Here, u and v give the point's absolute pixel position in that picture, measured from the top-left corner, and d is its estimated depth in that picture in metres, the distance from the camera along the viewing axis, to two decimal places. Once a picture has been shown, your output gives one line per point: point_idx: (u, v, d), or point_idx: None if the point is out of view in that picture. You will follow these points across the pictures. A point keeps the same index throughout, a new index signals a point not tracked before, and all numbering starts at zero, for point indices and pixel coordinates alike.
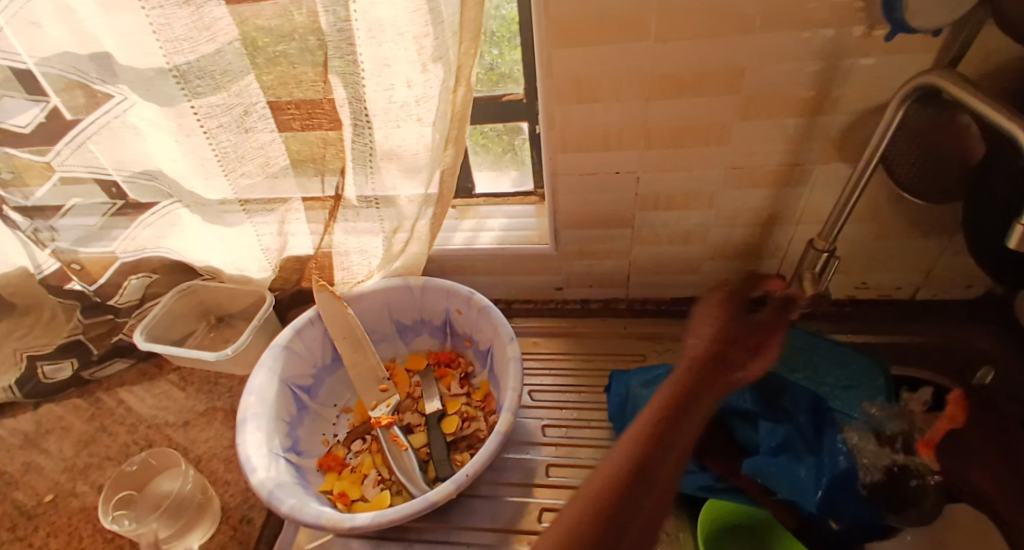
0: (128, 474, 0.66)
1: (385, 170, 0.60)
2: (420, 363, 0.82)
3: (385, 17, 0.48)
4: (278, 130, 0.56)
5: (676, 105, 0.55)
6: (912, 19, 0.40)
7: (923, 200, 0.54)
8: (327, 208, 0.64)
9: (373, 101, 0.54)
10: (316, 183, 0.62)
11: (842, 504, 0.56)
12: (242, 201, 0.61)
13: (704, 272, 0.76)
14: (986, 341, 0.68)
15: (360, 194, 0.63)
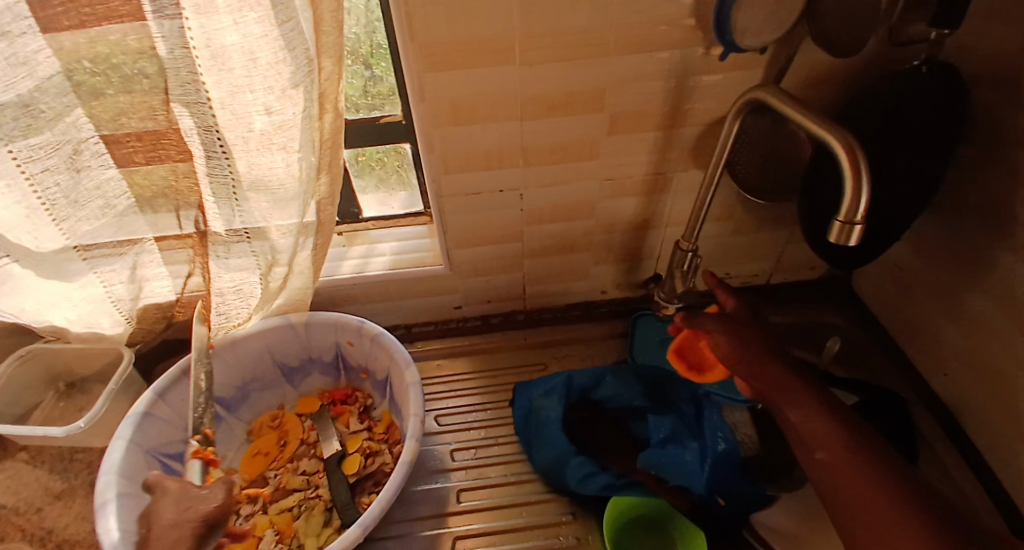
0: None
1: (254, 202, 0.52)
2: (312, 405, 0.78)
3: (231, 42, 0.40)
4: (116, 165, 0.47)
5: (551, 123, 0.58)
6: (741, 41, 0.48)
7: (765, 198, 0.64)
8: (190, 245, 0.55)
9: (228, 128, 0.45)
10: (171, 218, 0.53)
11: (727, 481, 0.59)
12: (81, 249, 0.50)
13: (592, 277, 0.83)
14: (836, 317, 0.81)
15: (228, 226, 0.53)
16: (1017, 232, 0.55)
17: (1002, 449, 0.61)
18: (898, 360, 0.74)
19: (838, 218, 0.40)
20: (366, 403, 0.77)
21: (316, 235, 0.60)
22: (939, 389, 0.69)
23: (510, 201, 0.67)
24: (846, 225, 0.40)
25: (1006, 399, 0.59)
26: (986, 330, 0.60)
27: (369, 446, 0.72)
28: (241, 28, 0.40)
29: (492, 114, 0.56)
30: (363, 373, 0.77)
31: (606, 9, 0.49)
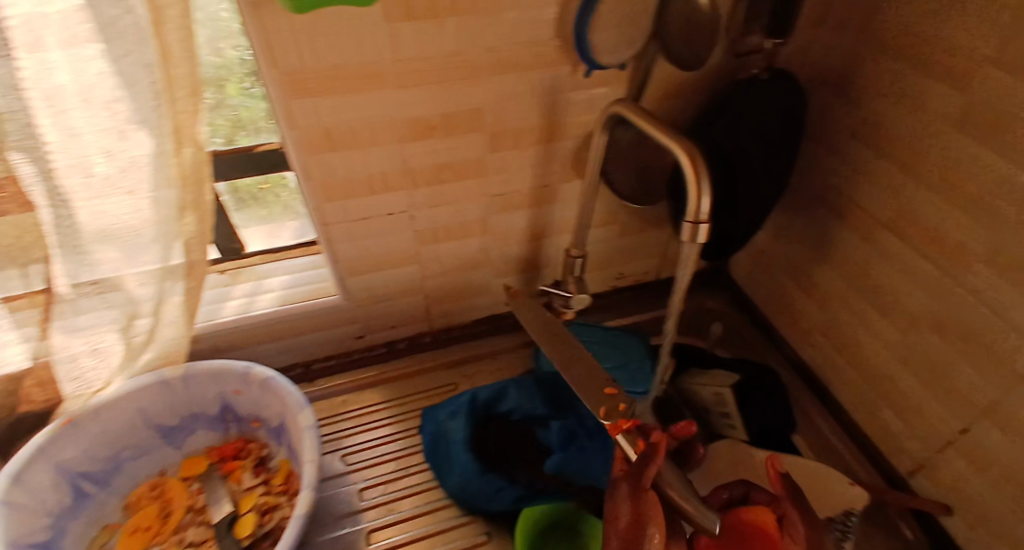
0: None
1: (102, 254, 0.50)
2: (198, 466, 0.73)
3: (64, 82, 0.38)
4: None
5: (432, 145, 0.58)
6: (600, 57, 0.52)
7: (640, 203, 0.70)
8: (39, 305, 0.51)
9: (67, 176, 0.43)
10: (13, 279, 0.48)
11: None
12: None
13: (494, 290, 0.83)
14: (716, 302, 0.89)
15: (76, 282, 0.51)
16: (850, 215, 0.64)
17: (863, 404, 0.70)
18: (772, 334, 0.83)
19: (687, 218, 0.46)
20: (261, 454, 0.73)
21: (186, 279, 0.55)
22: (805, 357, 0.78)
23: (401, 225, 0.66)
24: (695, 223, 0.46)
25: (860, 358, 0.68)
26: (837, 301, 0.69)
27: (264, 502, 0.68)
28: (76, 71, 0.38)
29: (370, 139, 0.55)
30: (255, 422, 0.74)
31: (471, 33, 0.50)
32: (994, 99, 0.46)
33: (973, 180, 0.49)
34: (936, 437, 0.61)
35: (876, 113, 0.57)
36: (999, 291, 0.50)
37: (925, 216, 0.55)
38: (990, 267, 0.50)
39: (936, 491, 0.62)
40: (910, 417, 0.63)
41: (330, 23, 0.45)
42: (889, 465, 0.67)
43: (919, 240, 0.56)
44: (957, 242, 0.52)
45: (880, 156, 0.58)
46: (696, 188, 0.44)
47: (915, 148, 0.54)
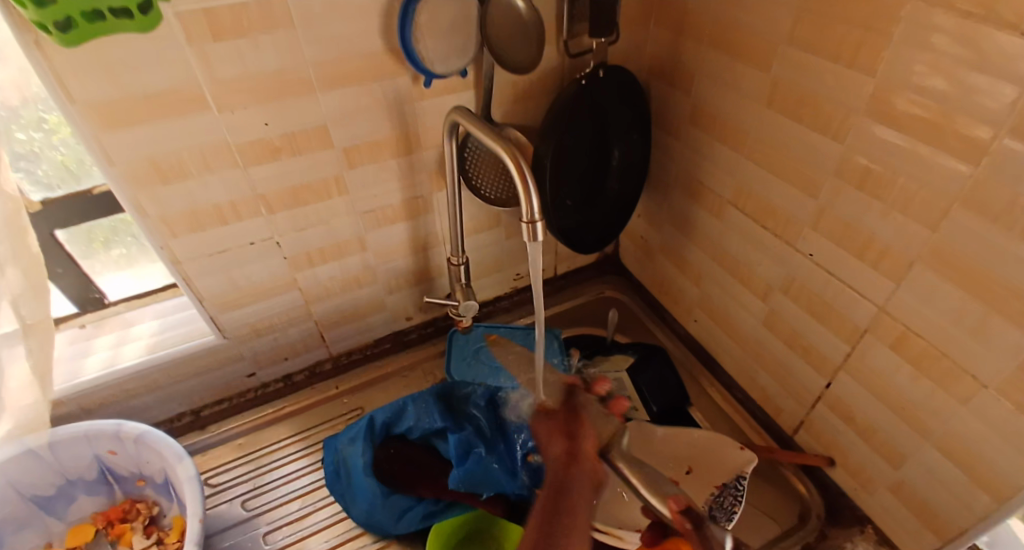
0: None
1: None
2: (86, 534, 0.67)
3: None
4: None
5: (280, 167, 0.56)
6: (433, 66, 0.53)
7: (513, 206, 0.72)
8: None
9: None
10: None
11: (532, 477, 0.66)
12: None
13: (389, 308, 0.80)
14: (612, 289, 0.92)
15: None
16: (703, 195, 0.68)
17: (745, 370, 0.74)
18: (665, 316, 0.86)
19: (524, 219, 0.49)
20: (150, 514, 0.68)
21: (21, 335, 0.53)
22: (693, 332, 0.82)
23: (267, 252, 0.63)
24: (531, 224, 0.49)
25: (734, 328, 0.72)
26: (707, 277, 0.73)
27: None
28: None
29: (205, 166, 0.53)
30: (139, 480, 0.67)
31: (293, 51, 0.49)
32: (795, 79, 0.50)
33: (790, 153, 0.53)
34: (807, 395, 0.64)
35: (708, 98, 0.61)
36: (831, 251, 0.54)
37: (761, 190, 0.59)
38: (817, 231, 0.54)
39: (820, 445, 0.66)
40: (783, 378, 0.67)
41: (127, 49, 0.43)
42: (779, 427, 0.71)
43: (759, 212, 0.60)
44: (788, 213, 0.57)
45: (717, 139, 0.62)
46: (522, 194, 0.47)
47: (740, 127, 0.58)
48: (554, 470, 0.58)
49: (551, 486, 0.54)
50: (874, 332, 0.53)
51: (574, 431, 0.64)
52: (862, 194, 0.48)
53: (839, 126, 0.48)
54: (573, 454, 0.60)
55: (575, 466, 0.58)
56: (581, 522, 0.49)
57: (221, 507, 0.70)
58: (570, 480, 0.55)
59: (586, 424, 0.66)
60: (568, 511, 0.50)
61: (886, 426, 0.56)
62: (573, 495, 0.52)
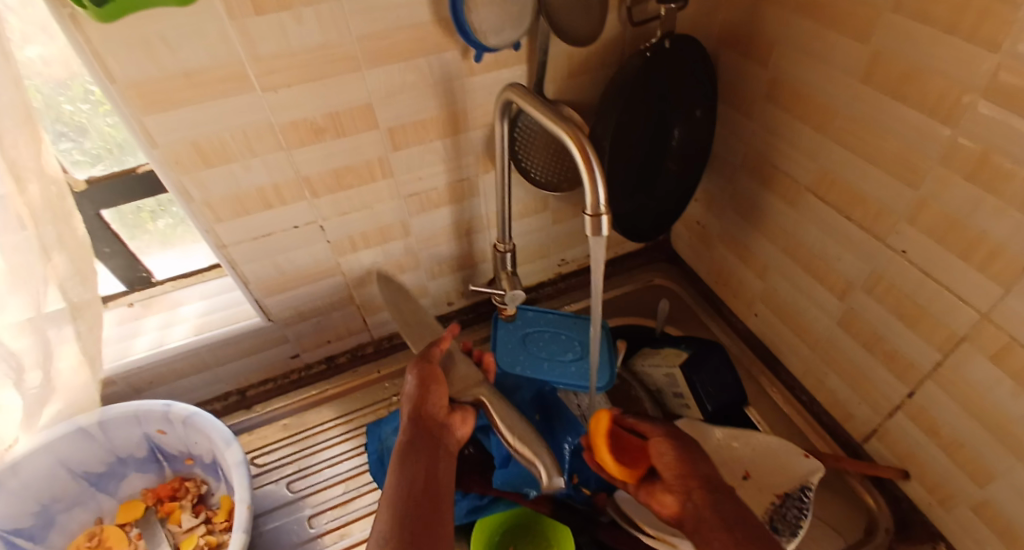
0: None
1: None
2: (134, 510, 0.67)
3: None
4: None
5: (322, 149, 0.54)
6: (486, 39, 0.48)
7: (563, 190, 0.68)
8: None
9: None
10: None
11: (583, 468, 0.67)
12: None
13: (431, 293, 0.78)
14: (663, 278, 0.88)
15: None
16: (776, 179, 0.62)
17: (811, 371, 0.68)
18: (721, 308, 0.81)
19: (588, 212, 0.44)
20: (199, 492, 0.68)
21: (75, 320, 0.54)
22: (754, 327, 0.77)
23: (311, 236, 0.61)
24: (596, 216, 0.44)
25: (802, 324, 0.67)
26: (774, 269, 0.68)
27: (207, 541, 0.64)
28: None
29: (248, 149, 0.51)
30: (188, 459, 0.68)
31: (337, 23, 0.45)
32: (896, 51, 0.43)
33: (887, 136, 0.47)
34: (885, 402, 0.59)
35: (789, 72, 0.54)
36: (928, 249, 0.48)
37: (847, 176, 0.53)
38: (914, 226, 0.48)
39: (895, 456, 0.60)
40: (856, 382, 0.62)
41: (164, 26, 0.41)
42: (847, 433, 0.66)
43: (844, 201, 0.54)
44: (880, 203, 0.50)
45: (798, 117, 0.56)
46: (592, 186, 0.43)
47: (827, 105, 0.52)
48: (409, 434, 0.47)
49: (402, 450, 0.46)
50: (972, 341, 0.47)
51: (427, 386, 0.51)
52: (973, 188, 0.42)
53: (949, 109, 0.41)
54: (422, 420, 0.49)
55: (417, 427, 0.48)
56: (445, 500, 0.42)
57: (268, 487, 0.70)
58: (417, 481, 0.42)
59: (439, 383, 0.52)
60: (422, 520, 0.39)
61: (977, 444, 0.50)
62: (432, 518, 0.39)
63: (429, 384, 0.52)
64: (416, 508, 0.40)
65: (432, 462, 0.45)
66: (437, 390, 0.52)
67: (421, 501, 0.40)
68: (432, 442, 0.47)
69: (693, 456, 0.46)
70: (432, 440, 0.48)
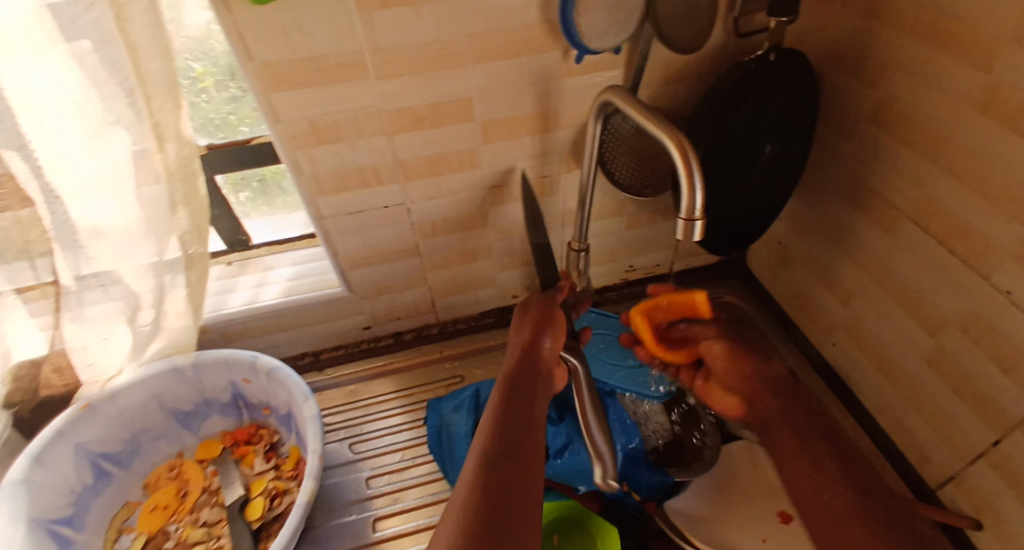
0: None
1: (99, 247, 0.53)
2: (213, 450, 0.74)
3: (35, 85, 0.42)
4: None
5: (420, 136, 0.57)
6: (590, 43, 0.50)
7: (644, 195, 0.68)
8: (50, 295, 0.57)
9: (56, 174, 0.47)
10: (24, 270, 0.54)
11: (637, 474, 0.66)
12: None
13: (499, 283, 0.81)
14: (733, 295, 0.86)
15: (78, 275, 0.55)
16: (872, 204, 0.59)
17: (887, 407, 0.65)
18: (793, 332, 0.79)
19: (682, 216, 0.45)
20: (272, 440, 0.73)
21: (189, 270, 0.60)
22: (828, 355, 0.74)
23: (398, 217, 0.65)
24: (688, 222, 0.45)
25: (883, 357, 0.64)
26: (859, 297, 0.65)
27: (275, 487, 0.68)
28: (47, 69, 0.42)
29: (355, 131, 0.55)
30: (265, 409, 0.73)
31: (450, 20, 0.48)
32: (1020, 84, 0.41)
33: (1003, 169, 0.44)
34: (968, 448, 0.55)
35: (900, 94, 0.52)
36: None
37: (953, 208, 0.50)
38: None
39: (969, 506, 0.57)
40: (938, 424, 0.58)
41: (300, 13, 0.45)
42: (919, 478, 0.62)
43: (947, 233, 0.51)
44: (988, 239, 0.47)
45: (904, 142, 0.53)
46: (691, 191, 0.43)
47: (938, 131, 0.49)
48: (517, 364, 0.56)
49: (509, 377, 0.54)
50: None
51: (542, 330, 0.59)
52: None
53: None
54: (530, 357, 0.57)
55: (527, 361, 0.56)
56: (538, 433, 0.49)
57: (332, 445, 0.75)
58: (517, 402, 0.51)
59: (552, 330, 0.59)
60: (515, 432, 0.47)
61: None
62: (524, 433, 0.47)
63: (541, 329, 0.59)
64: (514, 430, 0.47)
65: (536, 390, 0.54)
66: (547, 337, 0.58)
67: (518, 419, 0.49)
68: (534, 375, 0.55)
69: (749, 358, 0.62)
70: (534, 370, 0.55)
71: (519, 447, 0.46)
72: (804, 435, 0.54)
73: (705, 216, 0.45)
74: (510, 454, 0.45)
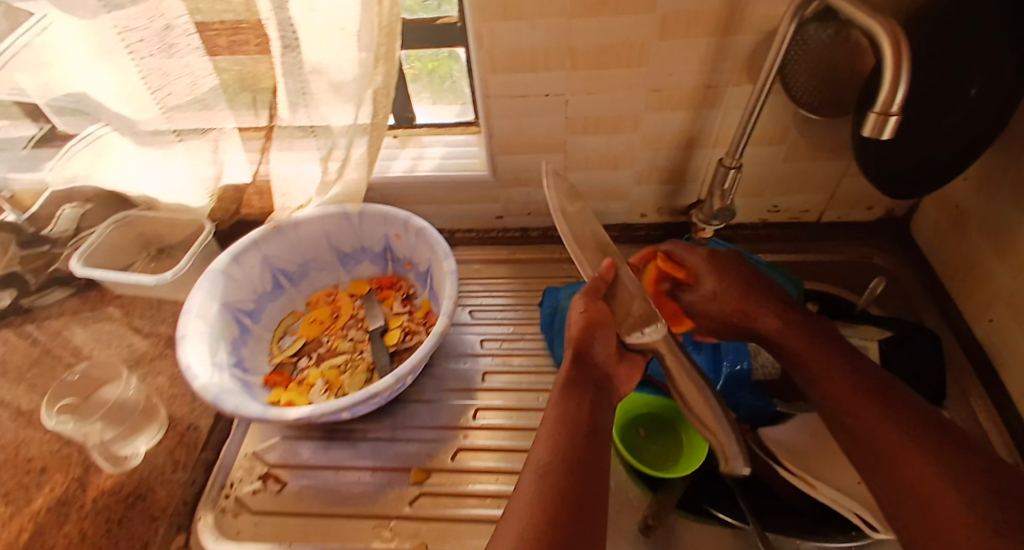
0: (69, 384, 0.67)
1: (318, 92, 0.64)
2: (362, 288, 0.86)
3: None
4: (204, 50, 0.61)
5: (598, 23, 0.59)
6: None
7: (821, 114, 0.66)
8: (262, 136, 0.72)
9: (300, 19, 0.57)
10: (250, 111, 0.68)
11: (736, 392, 0.68)
12: (175, 129, 0.66)
13: (632, 198, 0.81)
14: (883, 259, 0.81)
15: (294, 117, 0.67)
16: None
17: None
18: (945, 306, 0.74)
19: (875, 110, 0.45)
20: (409, 292, 0.85)
21: (370, 136, 0.69)
22: (980, 334, 0.68)
23: (555, 107, 0.69)
24: (882, 116, 0.45)
25: None
26: None
27: (408, 325, 0.80)
28: None
29: (539, 10, 0.58)
30: (408, 265, 0.85)
31: None
32: None
33: None
34: None
35: None
36: None
37: None
38: None
39: None
40: None
41: None
42: None
43: None
44: None
45: None
46: (887, 79, 0.44)
47: None
48: (571, 368, 0.52)
49: (563, 384, 0.50)
50: None
51: (595, 328, 0.53)
52: None
53: None
54: (585, 363, 0.52)
55: (583, 366, 0.52)
56: (603, 451, 0.46)
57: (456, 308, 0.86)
58: (572, 432, 0.46)
59: (604, 331, 0.54)
60: (577, 452, 0.44)
61: None
62: (588, 451, 0.45)
63: (597, 329, 0.53)
64: (569, 468, 0.43)
65: (597, 401, 0.50)
66: (602, 340, 0.53)
67: (576, 457, 0.44)
68: (591, 384, 0.51)
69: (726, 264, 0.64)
70: (591, 379, 0.51)
71: (581, 491, 0.41)
72: (881, 400, 0.48)
73: (900, 113, 0.45)
74: (568, 500, 0.41)
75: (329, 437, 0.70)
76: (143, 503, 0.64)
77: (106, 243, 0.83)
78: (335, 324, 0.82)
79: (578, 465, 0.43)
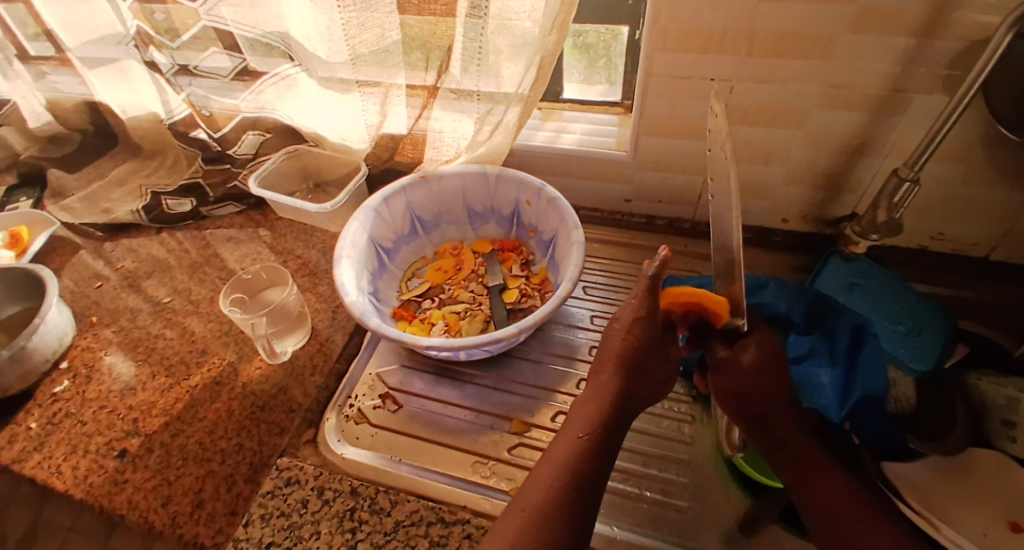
0: (245, 280, 0.79)
1: (494, 57, 0.68)
2: (485, 247, 0.91)
3: None
4: (398, 10, 0.66)
5: (786, 9, 0.58)
6: None
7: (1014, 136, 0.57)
8: (425, 95, 0.75)
9: None
10: (422, 69, 0.72)
11: (866, 417, 0.59)
12: (359, 82, 0.74)
13: (774, 199, 0.79)
14: None
15: (462, 84, 0.72)
16: None
17: None
18: None
19: None
20: (528, 257, 0.88)
21: (523, 107, 0.73)
22: None
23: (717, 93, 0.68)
24: None
25: None
26: None
27: (525, 288, 0.83)
28: None
29: None
30: (531, 232, 0.88)
31: None
32: None
33: None
34: None
35: None
36: None
37: None
38: None
39: None
40: None
41: None
42: None
43: None
44: None
45: None
46: None
47: None
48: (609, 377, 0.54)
49: (599, 391, 0.53)
50: None
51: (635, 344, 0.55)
52: None
53: None
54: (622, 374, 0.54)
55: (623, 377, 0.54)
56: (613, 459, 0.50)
57: None
58: (602, 435, 0.50)
59: (647, 356, 0.55)
60: (591, 458, 0.49)
61: None
62: (602, 456, 0.49)
63: (636, 346, 0.55)
64: (584, 469, 0.48)
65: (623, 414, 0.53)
66: (640, 360, 0.55)
67: (585, 478, 0.47)
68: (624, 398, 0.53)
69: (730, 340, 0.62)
70: (625, 392, 0.53)
71: (579, 512, 0.45)
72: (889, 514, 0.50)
73: None
74: (565, 516, 0.45)
75: (441, 374, 0.76)
76: (284, 396, 0.73)
77: (275, 172, 0.94)
78: (458, 275, 0.87)
79: (589, 469, 0.48)
